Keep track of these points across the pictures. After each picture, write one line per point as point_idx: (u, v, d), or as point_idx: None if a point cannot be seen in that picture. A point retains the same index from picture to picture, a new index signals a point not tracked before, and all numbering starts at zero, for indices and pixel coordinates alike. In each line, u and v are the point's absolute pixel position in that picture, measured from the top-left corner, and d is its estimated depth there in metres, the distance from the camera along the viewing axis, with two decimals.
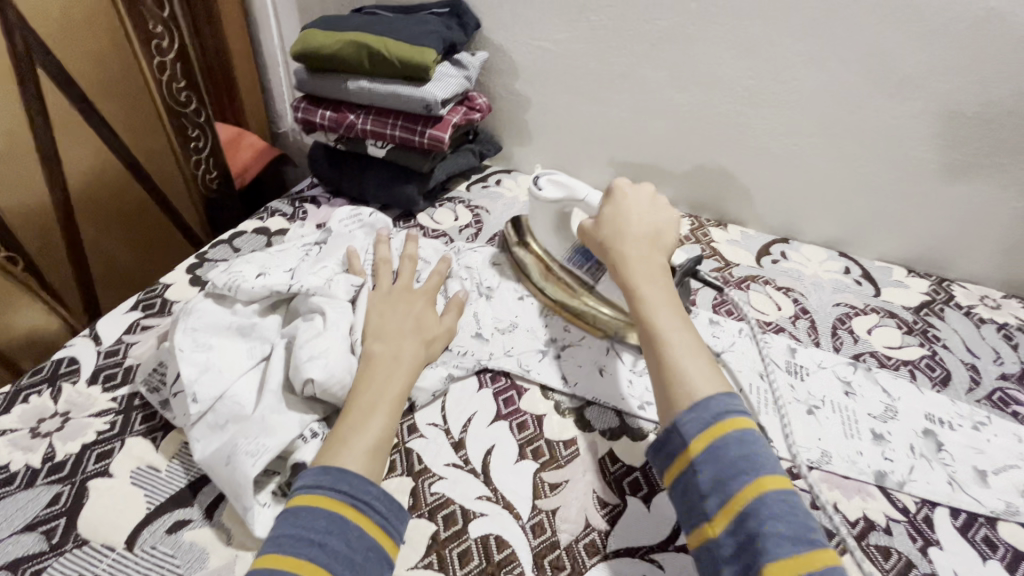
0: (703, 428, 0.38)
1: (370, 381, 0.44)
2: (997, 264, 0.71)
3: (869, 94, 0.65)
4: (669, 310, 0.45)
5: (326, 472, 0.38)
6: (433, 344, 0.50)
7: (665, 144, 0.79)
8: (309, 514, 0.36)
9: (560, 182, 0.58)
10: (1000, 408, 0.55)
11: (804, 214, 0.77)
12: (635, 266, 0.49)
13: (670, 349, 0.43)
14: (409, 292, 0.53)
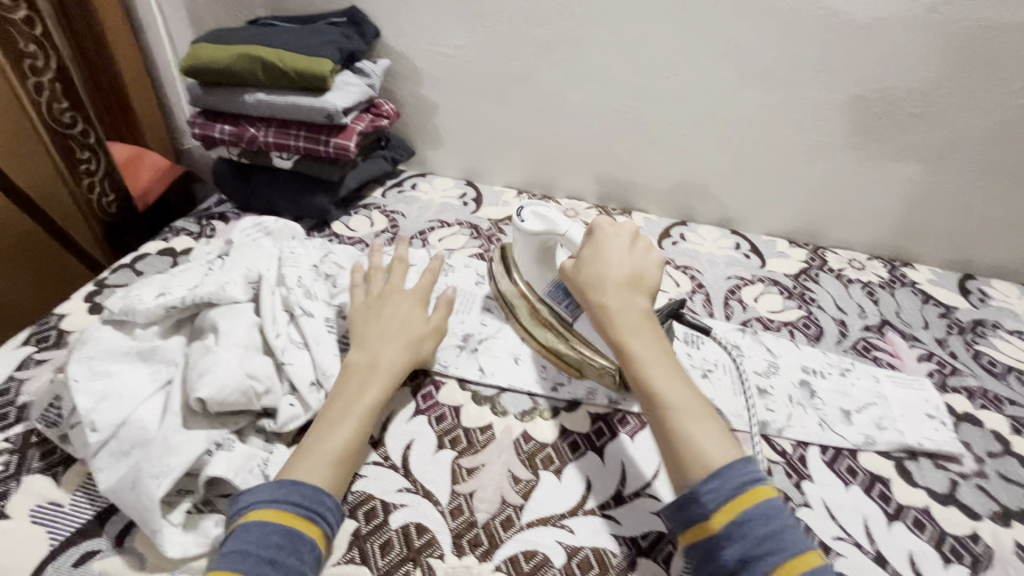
0: (725, 503, 0.37)
1: (347, 395, 0.47)
2: (861, 231, 0.81)
3: (738, 86, 0.72)
4: (663, 364, 0.43)
5: (278, 487, 0.40)
6: (421, 345, 0.53)
7: (568, 140, 0.83)
8: (261, 529, 0.38)
9: (544, 215, 0.53)
10: (863, 356, 0.63)
11: (698, 198, 0.84)
12: (619, 317, 0.45)
13: (676, 416, 0.41)
14: (399, 293, 0.56)
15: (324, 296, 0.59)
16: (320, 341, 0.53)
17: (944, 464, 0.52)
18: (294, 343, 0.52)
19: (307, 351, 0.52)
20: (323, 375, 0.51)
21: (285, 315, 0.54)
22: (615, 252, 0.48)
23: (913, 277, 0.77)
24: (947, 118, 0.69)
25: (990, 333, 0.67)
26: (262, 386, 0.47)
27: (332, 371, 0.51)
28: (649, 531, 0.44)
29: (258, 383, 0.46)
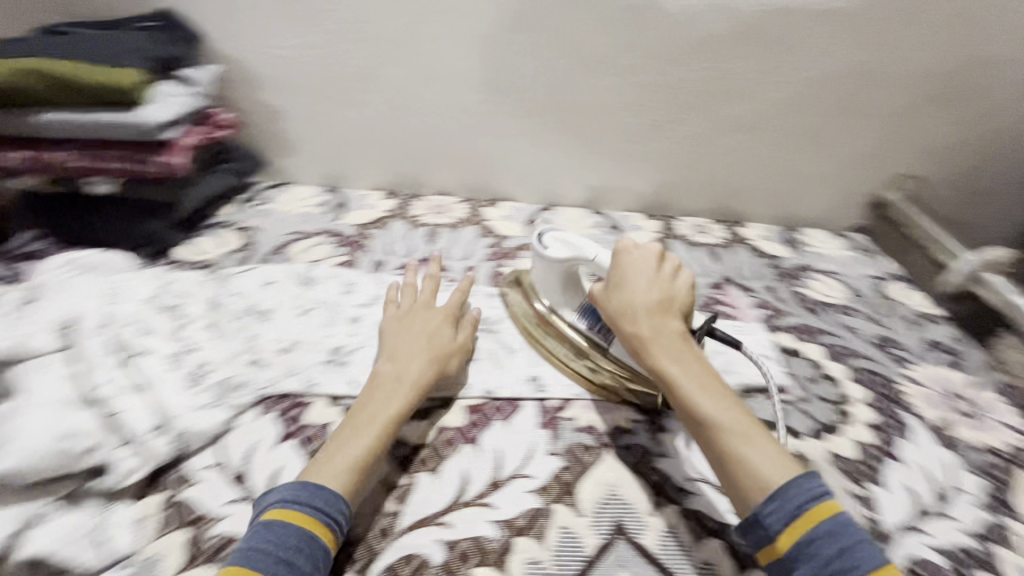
0: (790, 522, 0.37)
1: (377, 402, 0.47)
2: (702, 198, 0.90)
3: (576, 74, 0.76)
4: (705, 385, 0.44)
5: (303, 488, 0.41)
6: (446, 362, 0.53)
7: (426, 137, 0.83)
8: (285, 530, 0.38)
9: (567, 240, 0.58)
10: (709, 311, 0.70)
11: (559, 183, 0.88)
12: (655, 346, 0.46)
13: (728, 439, 0.41)
14: (427, 309, 0.58)
15: (164, 332, 0.56)
16: (161, 382, 0.50)
17: (773, 395, 0.59)
18: (125, 388, 0.48)
19: (144, 394, 0.48)
20: (166, 419, 0.47)
21: (113, 359, 0.50)
22: (639, 277, 0.50)
23: (747, 235, 0.87)
24: (754, 93, 0.78)
25: (807, 276, 0.78)
26: (85, 445, 0.43)
27: (176, 414, 0.48)
28: (524, 511, 0.45)
29: (78, 442, 0.42)
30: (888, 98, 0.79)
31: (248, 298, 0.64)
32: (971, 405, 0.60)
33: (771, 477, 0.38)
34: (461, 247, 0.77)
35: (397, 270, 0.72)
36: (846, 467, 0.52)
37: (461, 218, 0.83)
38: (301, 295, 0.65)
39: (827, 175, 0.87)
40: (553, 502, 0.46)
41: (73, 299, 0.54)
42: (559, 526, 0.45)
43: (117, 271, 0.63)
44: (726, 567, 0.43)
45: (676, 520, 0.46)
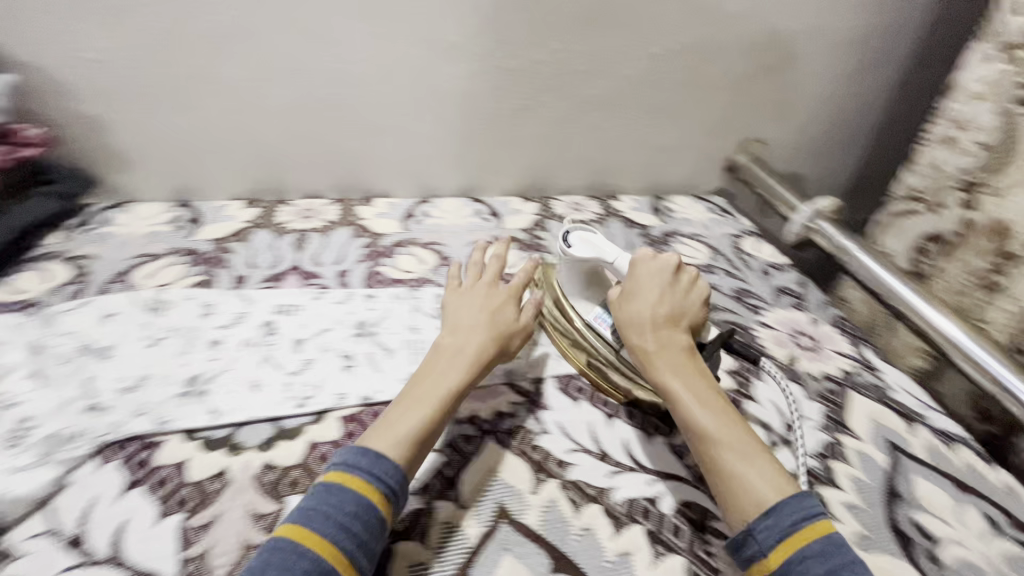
0: (784, 536, 0.39)
1: (444, 368, 0.50)
2: (576, 176, 0.93)
3: (434, 61, 0.75)
4: (707, 401, 0.47)
5: (364, 454, 0.42)
6: (505, 341, 0.54)
7: (284, 138, 0.78)
8: (343, 493, 0.40)
9: (591, 241, 0.60)
10: None
11: (433, 174, 0.87)
12: (660, 358, 0.50)
13: (725, 453, 0.44)
14: (492, 285, 0.58)
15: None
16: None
17: None
18: None
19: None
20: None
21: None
22: (650, 293, 0.53)
23: (620, 208, 0.91)
24: (608, 71, 0.81)
25: (675, 240, 0.83)
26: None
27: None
28: (405, 514, 0.45)
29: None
30: (725, 69, 0.86)
31: (82, 336, 0.56)
32: (812, 340, 0.67)
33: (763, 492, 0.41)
34: (332, 251, 0.73)
35: (261, 283, 0.67)
36: None
37: (333, 220, 0.80)
38: (150, 324, 0.59)
39: (684, 143, 0.93)
40: (434, 500, 0.46)
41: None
42: (441, 523, 0.44)
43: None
44: (603, 529, 0.45)
45: (557, 494, 0.47)
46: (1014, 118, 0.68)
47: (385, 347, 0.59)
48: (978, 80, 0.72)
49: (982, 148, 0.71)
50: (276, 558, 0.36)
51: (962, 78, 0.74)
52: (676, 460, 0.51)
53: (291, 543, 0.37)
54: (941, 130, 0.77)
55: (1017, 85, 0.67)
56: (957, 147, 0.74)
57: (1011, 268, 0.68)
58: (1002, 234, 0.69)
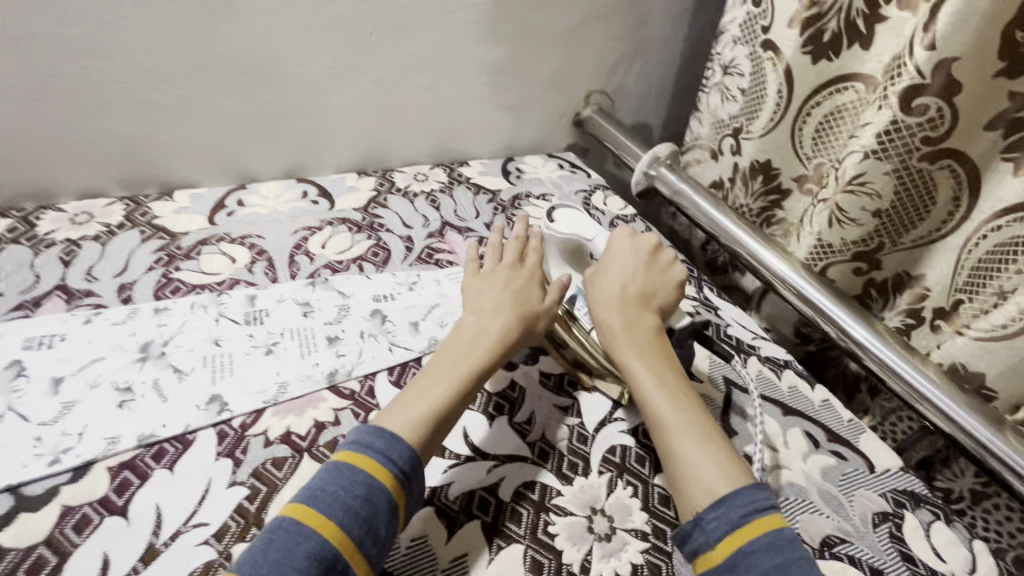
0: (734, 527, 0.38)
1: (460, 352, 0.47)
2: (416, 144, 0.85)
3: (210, 20, 0.62)
4: (669, 385, 0.46)
5: (378, 434, 0.40)
6: (531, 322, 0.51)
7: (25, 128, 0.61)
8: (352, 474, 0.38)
9: (574, 217, 0.58)
10: (426, 263, 0.66)
11: (247, 155, 0.75)
12: (625, 340, 0.49)
13: (681, 439, 0.43)
14: (515, 264, 0.55)
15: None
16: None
17: None
18: None
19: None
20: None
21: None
22: (621, 272, 0.53)
23: (467, 174, 0.85)
24: (427, 24, 0.74)
25: (524, 203, 0.80)
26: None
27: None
28: (191, 572, 0.37)
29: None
30: (554, 20, 0.82)
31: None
32: None
33: (713, 481, 0.40)
34: (113, 262, 0.60)
35: (7, 313, 0.53)
36: (553, 384, 0.54)
37: (116, 223, 0.66)
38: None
39: (526, 99, 0.89)
40: (233, 545, 0.39)
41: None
42: None
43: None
44: (437, 535, 0.41)
45: None
46: (761, 60, 0.68)
47: (178, 368, 0.50)
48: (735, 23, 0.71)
49: (742, 93, 0.72)
50: (278, 539, 0.35)
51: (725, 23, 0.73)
52: (518, 439, 0.48)
53: (295, 525, 0.35)
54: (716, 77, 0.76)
55: (763, 28, 0.67)
56: (727, 94, 0.74)
57: (784, 203, 0.74)
58: (769, 174, 0.72)
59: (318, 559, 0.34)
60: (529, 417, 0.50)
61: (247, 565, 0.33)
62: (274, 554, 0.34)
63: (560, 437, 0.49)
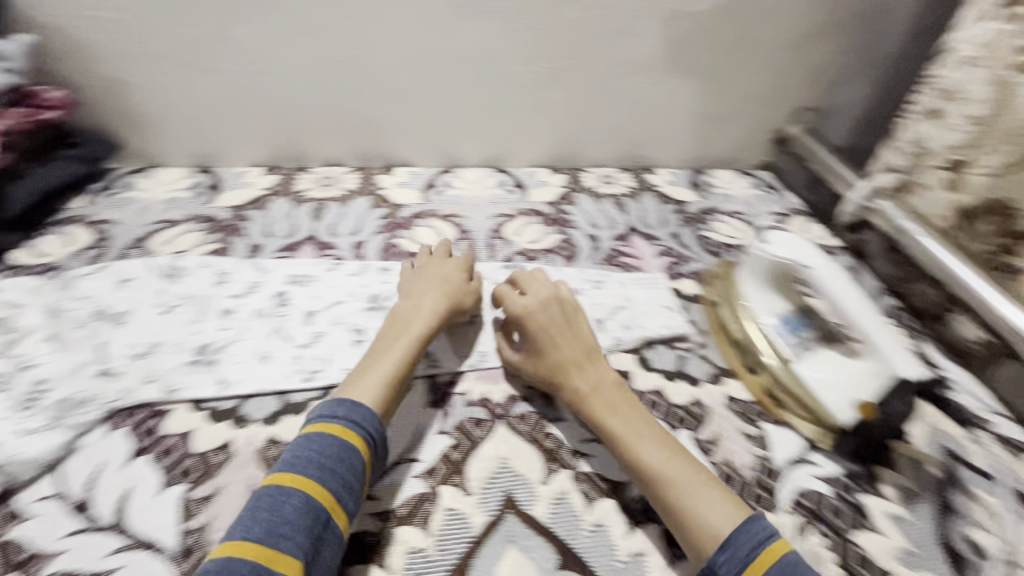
0: (745, 567, 0.35)
1: (400, 332, 0.50)
2: (608, 147, 0.87)
3: (454, 19, 0.69)
4: (645, 435, 0.43)
5: (340, 404, 0.42)
6: (460, 301, 0.55)
7: (301, 103, 0.75)
8: (320, 439, 0.39)
9: (790, 241, 0.54)
10: (612, 265, 0.68)
11: (458, 142, 0.82)
12: (595, 398, 0.46)
13: (674, 490, 0.40)
14: (443, 260, 0.60)
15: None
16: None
17: (673, 344, 0.57)
18: None
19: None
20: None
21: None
22: (549, 308, 0.51)
23: (654, 182, 0.85)
24: (645, 31, 0.74)
25: (713, 218, 0.77)
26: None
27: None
28: (408, 498, 0.43)
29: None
30: (776, 32, 0.78)
31: (97, 301, 0.55)
32: None
33: (718, 523, 0.37)
34: (350, 222, 0.71)
35: (276, 252, 0.65)
36: (740, 409, 0.52)
37: (352, 189, 0.77)
38: (164, 290, 0.57)
39: (728, 109, 0.85)
40: (440, 485, 0.44)
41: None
42: (445, 508, 0.42)
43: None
44: (617, 527, 0.42)
45: (568, 486, 0.44)
46: (1010, 87, 0.57)
47: None
48: (970, 42, 0.62)
49: (972, 123, 0.61)
50: (263, 503, 0.36)
51: (957, 40, 0.64)
52: (701, 456, 0.47)
53: (278, 488, 0.37)
54: (927, 101, 0.67)
55: (1014, 49, 0.57)
56: (947, 123, 0.64)
57: (1018, 248, 0.58)
58: (1004, 216, 0.58)
59: (308, 509, 0.36)
60: (712, 436, 0.49)
61: (238, 530, 0.34)
62: (263, 514, 0.35)
63: (746, 465, 0.47)
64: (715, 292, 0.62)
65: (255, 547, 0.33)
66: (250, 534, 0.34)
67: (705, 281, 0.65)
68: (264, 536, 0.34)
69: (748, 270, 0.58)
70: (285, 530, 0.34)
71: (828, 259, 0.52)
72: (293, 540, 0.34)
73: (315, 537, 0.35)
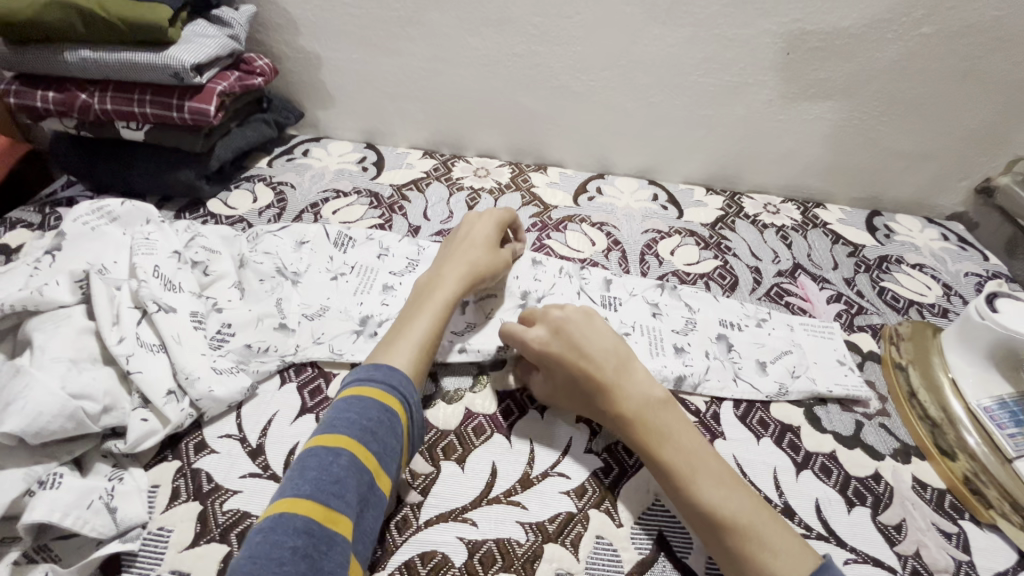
0: None
1: (435, 294, 0.48)
2: (775, 173, 0.80)
3: (646, 22, 0.67)
4: (704, 468, 0.39)
5: (378, 368, 0.41)
6: (483, 271, 0.52)
7: (472, 92, 0.76)
8: (360, 402, 0.38)
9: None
10: (776, 303, 0.62)
11: (615, 149, 0.80)
12: (643, 420, 0.41)
13: (739, 537, 0.36)
14: (470, 222, 0.56)
15: (187, 289, 0.50)
16: (180, 340, 0.46)
17: (850, 406, 0.51)
18: (145, 346, 0.44)
19: (163, 355, 0.45)
20: (185, 380, 0.44)
21: (133, 314, 0.45)
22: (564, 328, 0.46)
23: (823, 218, 0.77)
24: (851, 52, 0.67)
25: (894, 268, 0.69)
26: (98, 406, 0.40)
27: (196, 374, 0.45)
28: (556, 514, 0.41)
29: (90, 403, 0.40)
30: (1011, 66, 0.67)
31: (278, 258, 0.58)
32: None
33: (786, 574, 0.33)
34: None
35: (431, 237, 0.67)
36: (931, 499, 0.45)
37: (504, 182, 0.78)
38: (334, 259, 0.60)
39: (929, 148, 0.75)
40: (591, 507, 0.42)
41: (101, 245, 0.50)
42: (595, 536, 0.40)
43: (142, 225, 0.54)
44: None
45: None
46: None
47: None
48: None
49: None
50: (310, 462, 0.34)
51: None
52: (885, 544, 0.41)
53: (325, 449, 0.35)
54: None
55: None
56: None
57: None
58: None
59: (354, 470, 0.34)
60: (899, 523, 0.43)
61: (287, 488, 0.33)
62: (311, 472, 0.33)
63: (940, 566, 0.41)
64: (898, 351, 0.55)
65: (307, 504, 0.32)
66: (299, 491, 0.33)
67: (887, 339, 0.57)
68: (315, 493, 0.32)
69: (960, 338, 0.50)
70: (335, 487, 0.33)
71: None
72: (344, 499, 0.33)
73: (362, 496, 0.34)
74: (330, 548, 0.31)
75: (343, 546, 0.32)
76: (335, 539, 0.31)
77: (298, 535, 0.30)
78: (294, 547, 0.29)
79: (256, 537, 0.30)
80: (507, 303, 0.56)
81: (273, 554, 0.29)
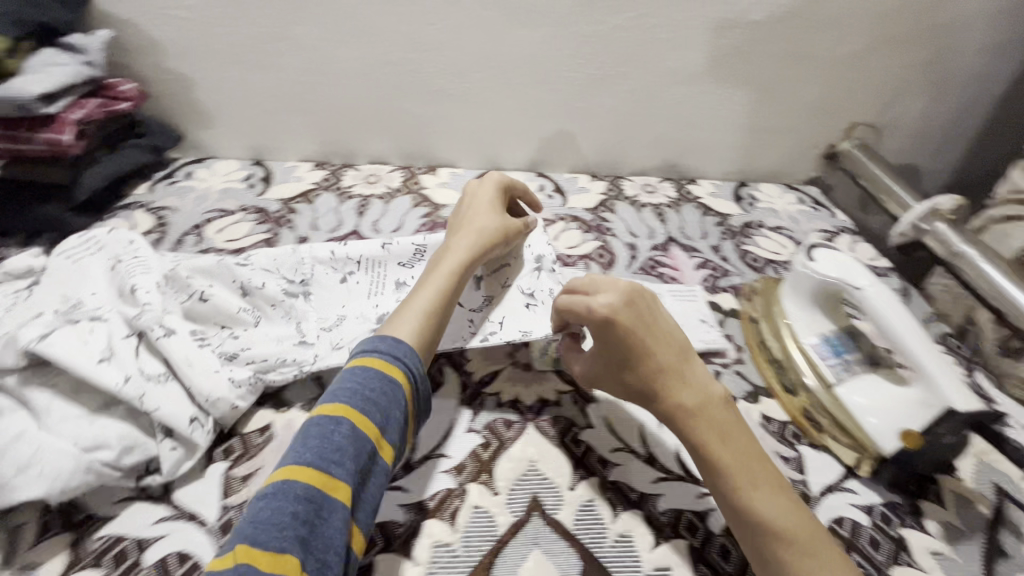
0: None
1: (438, 269, 0.50)
2: (651, 154, 0.86)
3: (506, 24, 0.70)
4: (757, 472, 0.38)
5: (382, 340, 0.42)
6: (489, 241, 0.54)
7: (353, 102, 0.77)
8: (365, 371, 0.39)
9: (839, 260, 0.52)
10: (648, 274, 0.67)
11: (500, 145, 0.83)
12: (704, 418, 0.40)
13: (788, 545, 0.35)
14: (472, 198, 0.58)
15: (185, 312, 0.50)
16: (190, 362, 0.45)
17: (710, 358, 0.57)
18: (156, 377, 0.44)
19: (173, 382, 0.45)
20: (206, 403, 0.44)
21: (131, 344, 0.45)
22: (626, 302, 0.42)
23: (696, 193, 0.84)
24: (698, 40, 0.74)
25: (756, 233, 0.76)
26: (114, 453, 0.40)
27: (214, 396, 0.45)
28: (435, 493, 0.44)
29: (105, 452, 0.40)
30: (837, 43, 0.75)
31: (280, 274, 0.56)
32: None
33: None
34: (392, 219, 0.73)
35: None
36: (775, 430, 0.50)
37: (395, 186, 0.80)
38: (336, 253, 0.60)
39: (786, 123, 0.84)
40: (468, 482, 0.45)
41: (88, 279, 0.51)
42: (472, 506, 0.43)
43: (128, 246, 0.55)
44: (642, 539, 0.42)
45: (595, 494, 0.44)
46: None
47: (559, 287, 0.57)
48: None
49: None
50: (313, 430, 0.36)
51: None
52: None
53: (326, 418, 0.36)
54: None
55: None
56: None
57: None
58: None
59: (354, 441, 0.35)
60: None
61: (291, 454, 0.35)
62: (313, 441, 0.35)
63: None
64: (754, 307, 0.61)
65: (309, 471, 0.33)
66: (302, 459, 0.34)
67: (745, 296, 0.64)
68: (316, 461, 0.34)
69: (793, 289, 0.56)
70: (337, 456, 0.34)
71: (879, 280, 0.49)
72: (344, 468, 0.34)
73: (363, 467, 0.35)
74: (329, 515, 0.32)
75: (343, 513, 0.33)
76: (334, 506, 0.33)
77: (299, 501, 0.32)
78: (293, 512, 0.31)
79: (260, 502, 0.32)
80: (522, 269, 0.59)
81: (275, 519, 0.31)
